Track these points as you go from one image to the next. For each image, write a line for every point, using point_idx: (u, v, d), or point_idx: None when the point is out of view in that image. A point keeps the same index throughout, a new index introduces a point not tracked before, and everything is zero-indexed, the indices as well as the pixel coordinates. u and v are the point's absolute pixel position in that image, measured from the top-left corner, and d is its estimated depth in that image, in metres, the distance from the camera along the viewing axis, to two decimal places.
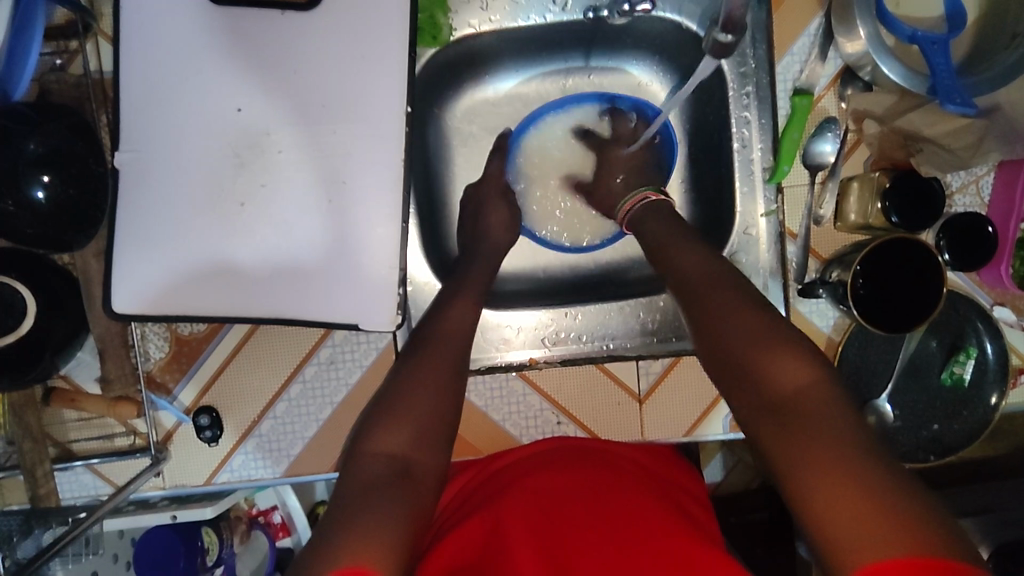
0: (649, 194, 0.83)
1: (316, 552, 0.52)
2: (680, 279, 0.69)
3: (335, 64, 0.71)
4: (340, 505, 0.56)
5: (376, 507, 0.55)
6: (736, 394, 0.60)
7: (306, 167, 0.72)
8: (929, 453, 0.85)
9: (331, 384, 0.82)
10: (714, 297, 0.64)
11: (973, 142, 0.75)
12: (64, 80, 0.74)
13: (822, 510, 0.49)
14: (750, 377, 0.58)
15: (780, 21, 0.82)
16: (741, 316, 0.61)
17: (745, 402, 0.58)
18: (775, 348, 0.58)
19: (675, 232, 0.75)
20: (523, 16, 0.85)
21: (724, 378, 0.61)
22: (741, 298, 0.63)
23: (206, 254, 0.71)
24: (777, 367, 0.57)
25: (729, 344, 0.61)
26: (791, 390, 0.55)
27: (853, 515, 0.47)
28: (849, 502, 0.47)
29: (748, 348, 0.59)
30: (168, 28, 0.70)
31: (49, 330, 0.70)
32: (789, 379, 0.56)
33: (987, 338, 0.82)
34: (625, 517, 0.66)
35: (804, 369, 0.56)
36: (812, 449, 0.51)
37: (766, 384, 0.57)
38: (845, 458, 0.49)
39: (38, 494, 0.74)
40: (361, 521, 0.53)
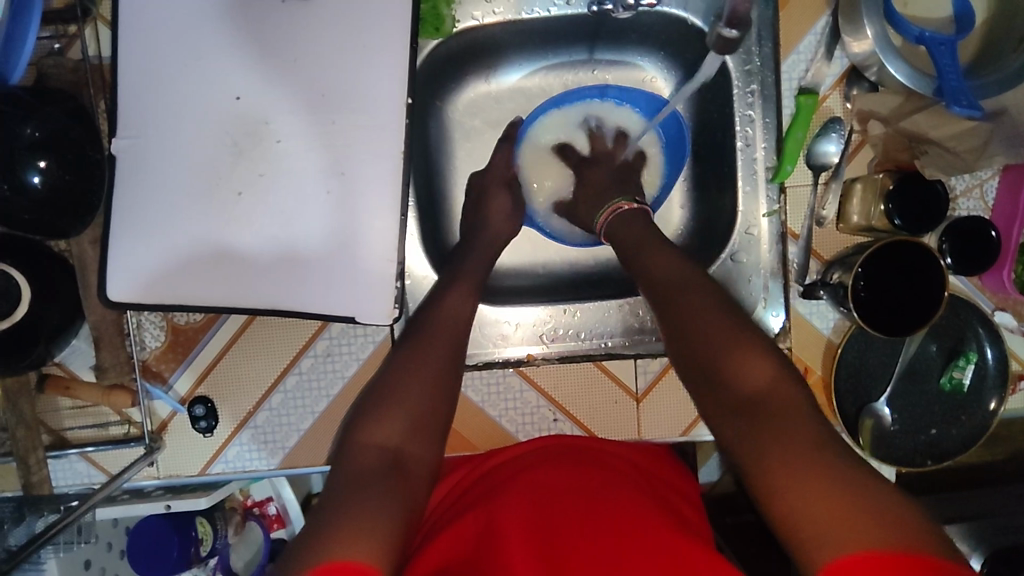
0: (623, 203, 0.82)
1: (308, 540, 0.52)
2: (658, 277, 0.70)
3: (337, 54, 0.71)
4: (334, 498, 0.55)
5: (371, 500, 0.54)
6: (705, 393, 0.61)
7: (304, 157, 0.71)
8: (927, 458, 0.83)
9: (327, 376, 0.81)
10: (682, 297, 0.66)
11: (978, 145, 0.74)
12: (62, 65, 0.73)
13: (803, 508, 0.49)
14: (714, 376, 0.60)
15: (786, 19, 0.81)
16: (711, 316, 0.63)
17: (709, 400, 0.61)
18: (741, 350, 0.60)
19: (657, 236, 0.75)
20: (527, 9, 0.84)
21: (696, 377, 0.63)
22: (718, 300, 0.65)
23: (203, 242, 0.71)
24: (741, 367, 0.59)
25: (697, 343, 0.63)
26: (757, 391, 0.57)
27: (830, 518, 0.47)
28: (832, 502, 0.48)
29: (715, 348, 0.61)
30: (167, 12, 0.69)
31: (43, 316, 0.69)
32: (751, 380, 0.58)
33: (987, 343, 0.81)
34: (617, 513, 0.66)
35: (769, 373, 0.58)
36: (779, 450, 0.53)
37: (729, 384, 0.59)
38: (810, 457, 0.51)
39: (31, 481, 0.73)
40: (352, 509, 0.53)
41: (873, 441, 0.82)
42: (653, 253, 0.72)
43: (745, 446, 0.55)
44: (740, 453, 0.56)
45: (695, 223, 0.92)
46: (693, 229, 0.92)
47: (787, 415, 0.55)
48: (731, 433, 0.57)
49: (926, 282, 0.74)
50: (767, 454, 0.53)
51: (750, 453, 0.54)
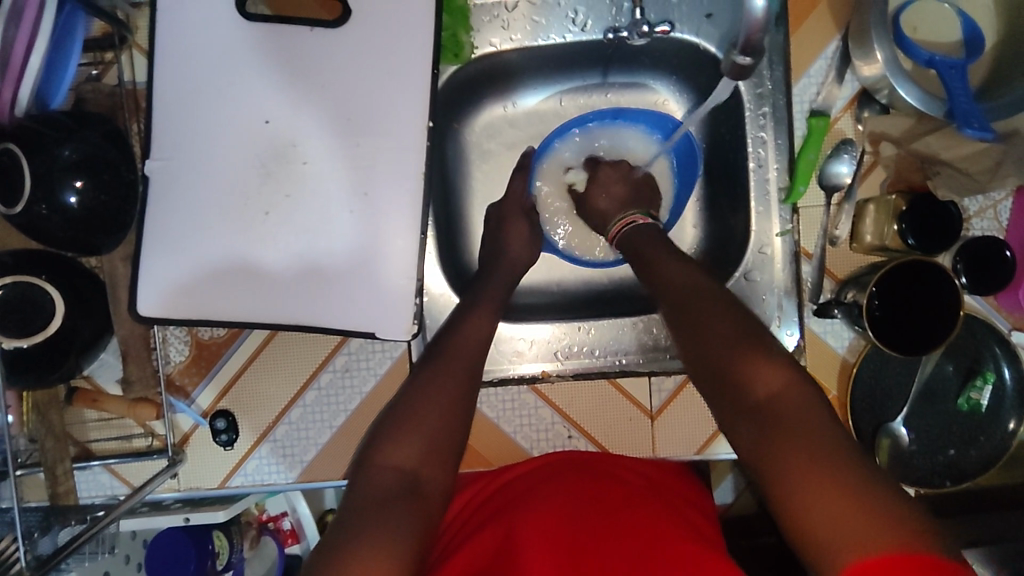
0: (637, 218, 0.84)
1: (329, 566, 0.54)
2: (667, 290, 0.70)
3: (361, 79, 0.73)
4: (345, 526, 0.57)
5: (384, 524, 0.56)
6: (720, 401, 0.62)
7: (331, 177, 0.74)
8: (945, 478, 0.83)
9: (345, 391, 0.83)
10: (695, 307, 0.66)
11: (991, 166, 0.75)
12: (99, 90, 0.77)
13: (824, 522, 0.50)
14: (727, 386, 0.61)
15: (797, 43, 0.83)
16: (719, 324, 0.64)
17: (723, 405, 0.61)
18: (749, 356, 0.61)
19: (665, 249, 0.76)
20: (544, 35, 0.86)
21: (707, 386, 0.63)
22: (724, 309, 0.65)
23: (231, 255, 0.73)
24: (753, 375, 0.59)
25: (707, 351, 0.63)
26: (763, 394, 0.58)
27: (859, 532, 0.49)
28: (853, 521, 0.49)
29: (725, 356, 0.62)
30: (199, 41, 0.72)
31: (74, 329, 0.71)
32: (763, 386, 0.59)
33: (1005, 362, 0.81)
34: (636, 529, 0.67)
35: (779, 375, 0.59)
36: (793, 462, 0.54)
37: (740, 390, 0.60)
38: (827, 468, 0.52)
39: (58, 491, 0.75)
40: (371, 537, 0.55)
41: (890, 460, 0.83)
42: (661, 265, 0.73)
43: (760, 456, 0.57)
44: (757, 464, 0.57)
45: (708, 241, 0.94)
46: (706, 247, 0.94)
47: (797, 419, 0.56)
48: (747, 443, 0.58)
49: (935, 297, 0.75)
50: (782, 468, 0.54)
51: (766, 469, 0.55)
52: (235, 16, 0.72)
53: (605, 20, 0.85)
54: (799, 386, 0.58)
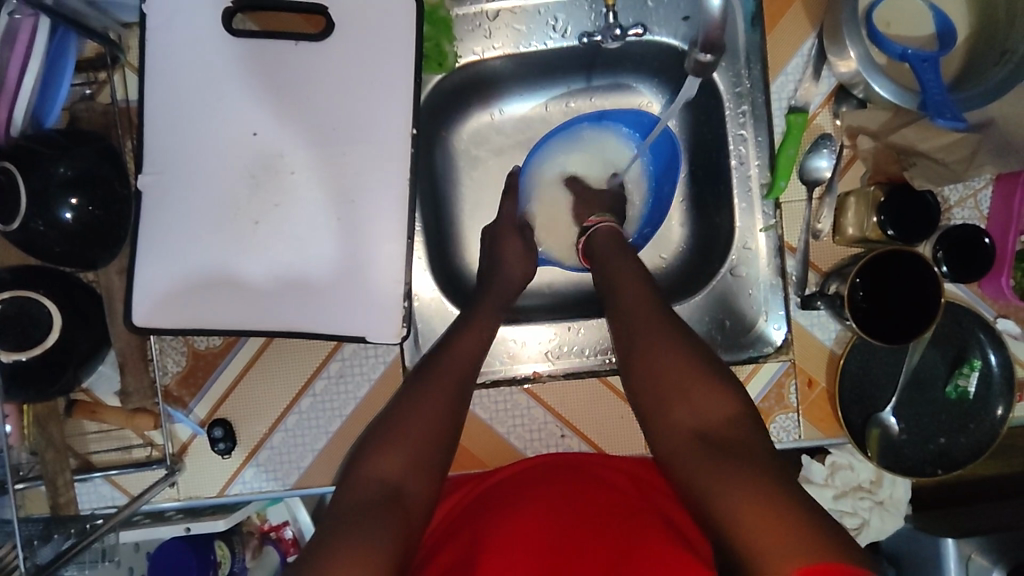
0: (601, 223, 0.90)
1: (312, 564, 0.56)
2: (625, 313, 0.76)
3: (346, 90, 0.75)
4: (328, 529, 0.59)
5: (366, 530, 0.58)
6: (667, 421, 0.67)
7: (317, 186, 0.75)
8: (937, 467, 0.84)
9: (340, 397, 0.84)
10: (650, 332, 0.73)
11: (966, 156, 0.77)
12: (93, 109, 0.78)
13: (751, 522, 0.54)
14: (676, 403, 0.67)
15: (774, 42, 0.84)
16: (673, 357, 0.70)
17: (670, 424, 0.67)
18: (699, 391, 0.67)
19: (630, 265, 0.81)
20: (525, 43, 0.88)
21: (656, 407, 0.69)
22: (680, 346, 0.71)
23: (214, 281, 0.75)
24: (699, 397, 0.67)
25: (661, 373, 0.69)
26: (712, 419, 0.65)
27: (786, 536, 0.51)
28: (783, 528, 0.52)
29: (678, 385, 0.67)
30: (189, 57, 0.75)
31: (72, 343, 0.72)
32: (708, 418, 0.65)
33: (990, 349, 0.82)
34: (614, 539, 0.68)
35: (723, 403, 0.66)
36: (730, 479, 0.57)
37: (688, 411, 0.66)
38: (761, 489, 0.56)
39: (59, 502, 0.77)
40: (351, 544, 0.57)
41: (881, 449, 0.84)
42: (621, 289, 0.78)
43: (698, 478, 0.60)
44: (696, 482, 0.60)
45: (694, 239, 0.95)
46: (692, 245, 0.95)
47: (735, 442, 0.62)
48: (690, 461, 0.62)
49: (919, 282, 0.76)
50: (723, 483, 0.58)
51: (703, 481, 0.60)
52: (222, 32, 0.74)
53: (583, 25, 0.87)
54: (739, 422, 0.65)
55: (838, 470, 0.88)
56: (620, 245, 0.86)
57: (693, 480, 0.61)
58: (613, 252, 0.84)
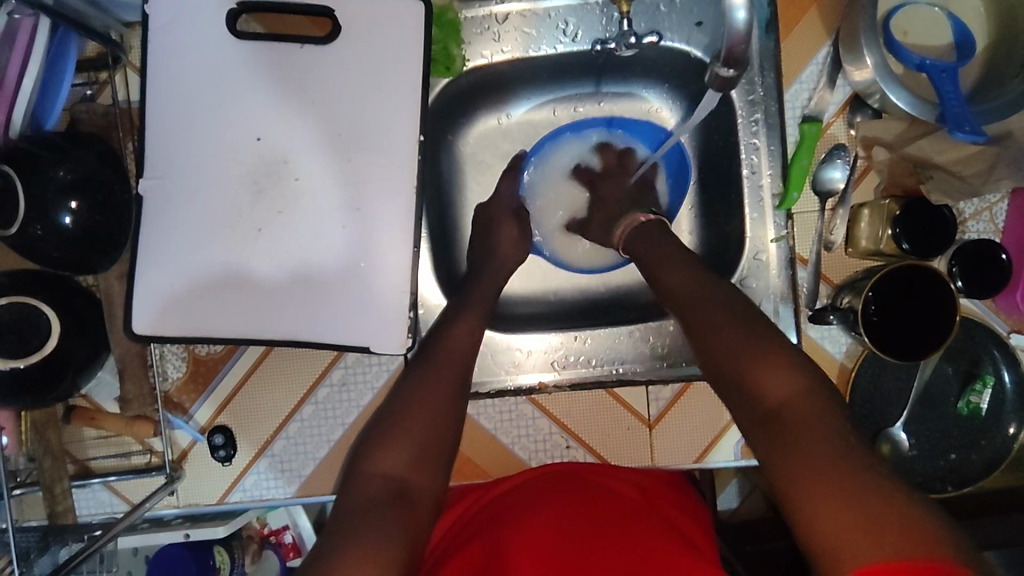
0: (641, 216, 0.85)
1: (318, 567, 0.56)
2: (676, 296, 0.71)
3: (352, 93, 0.74)
4: (341, 524, 0.60)
5: (375, 528, 0.59)
6: (737, 407, 0.63)
7: (324, 193, 0.74)
8: (947, 483, 0.84)
9: (342, 405, 0.83)
10: (701, 312, 0.68)
11: (984, 168, 0.75)
12: (93, 110, 0.77)
13: (828, 525, 0.51)
14: (739, 387, 0.62)
15: (789, 49, 0.83)
16: (737, 333, 0.65)
17: (739, 409, 0.63)
18: (760, 362, 0.62)
19: (671, 250, 0.77)
20: (535, 47, 0.87)
21: (723, 391, 0.65)
22: (742, 321, 0.66)
23: (225, 288, 0.74)
24: (761, 378, 0.61)
25: (721, 358, 0.65)
26: (777, 399, 0.59)
27: (868, 537, 0.49)
28: (863, 527, 0.50)
29: (744, 362, 0.62)
30: (192, 59, 0.73)
31: (71, 350, 0.71)
32: (774, 389, 0.60)
33: (1004, 366, 0.81)
34: (633, 553, 0.67)
35: (787, 379, 0.60)
36: (804, 467, 0.54)
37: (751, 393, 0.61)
38: (835, 475, 0.53)
39: (56, 510, 0.75)
40: (361, 542, 0.57)
41: (890, 464, 0.83)
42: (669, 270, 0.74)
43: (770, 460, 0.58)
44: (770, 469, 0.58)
45: (703, 248, 0.94)
46: (701, 254, 0.94)
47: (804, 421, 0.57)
48: (761, 447, 0.59)
49: (935, 298, 0.74)
50: (795, 475, 0.55)
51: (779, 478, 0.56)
52: (227, 35, 0.73)
53: (595, 30, 0.86)
54: (810, 391, 0.59)
55: None
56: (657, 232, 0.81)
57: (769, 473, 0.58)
58: (653, 241, 0.80)
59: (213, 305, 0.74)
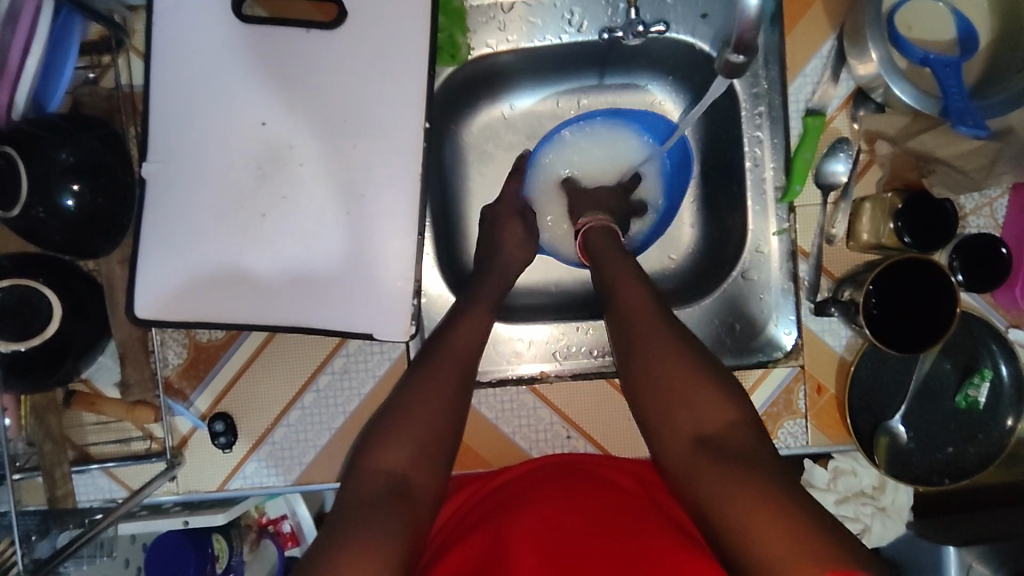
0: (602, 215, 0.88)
1: (319, 561, 0.56)
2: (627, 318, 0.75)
3: (357, 80, 0.74)
4: (341, 519, 0.60)
5: (375, 523, 0.59)
6: (670, 435, 0.67)
7: (325, 180, 0.74)
8: (944, 476, 0.83)
9: (343, 393, 0.83)
10: (650, 338, 0.72)
11: (986, 163, 0.76)
12: (97, 93, 0.76)
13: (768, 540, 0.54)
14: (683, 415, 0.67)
15: (793, 43, 0.83)
16: (677, 359, 0.70)
17: (673, 437, 0.66)
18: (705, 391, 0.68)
19: (629, 265, 0.80)
20: (539, 36, 0.87)
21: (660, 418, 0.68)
22: (683, 353, 0.70)
23: (223, 275, 0.74)
24: (706, 407, 0.66)
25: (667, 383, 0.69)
26: (721, 428, 0.65)
27: (796, 550, 0.52)
28: (796, 539, 0.53)
29: (684, 386, 0.68)
30: (197, 43, 0.73)
31: (72, 334, 0.70)
32: (718, 419, 0.66)
33: (1002, 360, 0.82)
34: (633, 546, 0.67)
35: (729, 412, 0.66)
36: (736, 480, 0.59)
37: (696, 420, 0.66)
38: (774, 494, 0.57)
39: (56, 495, 0.75)
40: (361, 537, 0.57)
41: (888, 457, 0.83)
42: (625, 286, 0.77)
43: (701, 482, 0.62)
44: (705, 490, 0.61)
45: (704, 240, 0.94)
46: (702, 247, 0.94)
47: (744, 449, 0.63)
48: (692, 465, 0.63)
49: (933, 296, 0.75)
50: (723, 495, 0.59)
51: (714, 498, 0.59)
52: (233, 19, 0.73)
53: (601, 20, 0.86)
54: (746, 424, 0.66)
55: (840, 476, 0.86)
56: (611, 243, 0.84)
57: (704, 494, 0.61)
58: (609, 252, 0.82)
59: (207, 292, 0.73)
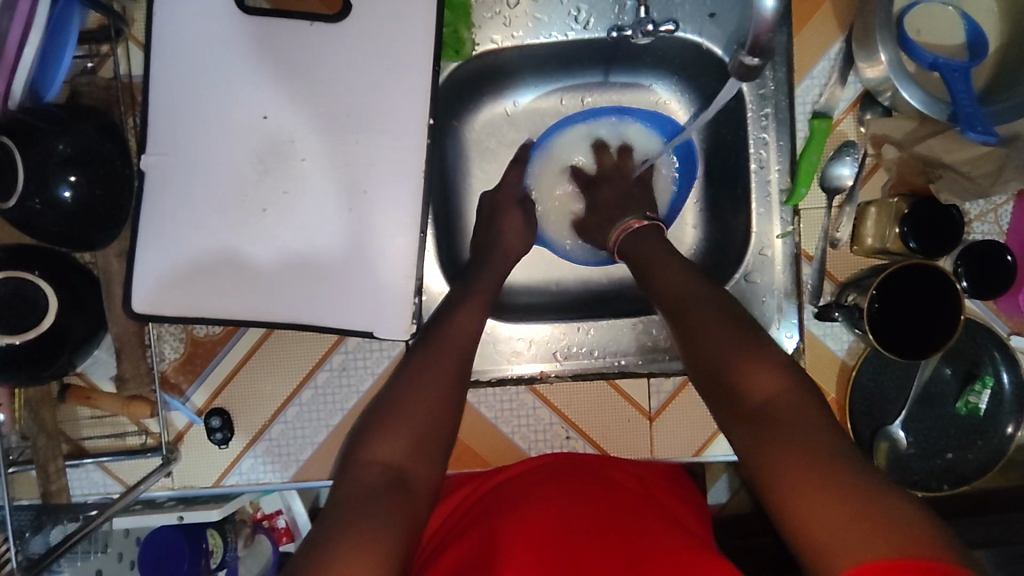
0: (632, 223, 0.84)
1: (310, 547, 0.56)
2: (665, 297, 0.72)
3: (361, 73, 0.72)
4: (336, 508, 0.59)
5: (370, 512, 0.58)
6: (721, 409, 0.63)
7: (328, 175, 0.73)
8: (943, 482, 0.84)
9: (342, 390, 0.82)
10: (690, 312, 0.68)
11: (993, 169, 0.75)
12: (95, 83, 0.75)
13: (819, 525, 0.51)
14: (728, 388, 0.63)
15: (800, 44, 0.82)
16: (718, 330, 0.66)
17: (723, 410, 0.63)
18: (748, 360, 0.62)
19: (664, 254, 0.77)
20: (545, 33, 0.85)
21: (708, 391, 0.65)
22: (716, 324, 0.66)
23: (223, 267, 0.73)
24: (752, 378, 0.61)
25: (707, 356, 0.65)
26: (766, 399, 0.60)
27: (850, 531, 0.49)
28: (846, 520, 0.50)
29: (727, 357, 0.63)
30: (198, 34, 0.71)
31: (68, 328, 0.69)
32: (762, 390, 0.60)
33: (1003, 366, 0.82)
34: (635, 545, 0.67)
35: (779, 381, 0.60)
36: (783, 458, 0.55)
37: (740, 393, 0.61)
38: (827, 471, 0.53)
39: (50, 490, 0.74)
40: (355, 525, 0.57)
41: (888, 463, 0.83)
42: (663, 270, 0.74)
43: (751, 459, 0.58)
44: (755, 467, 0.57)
45: (707, 242, 0.93)
46: (705, 248, 0.93)
47: (794, 421, 0.57)
48: (740, 441, 0.60)
49: (938, 299, 0.75)
50: (773, 473, 0.55)
51: (764, 478, 0.56)
52: (235, 11, 0.71)
53: (608, 17, 0.84)
54: (798, 391, 0.60)
55: None
56: (650, 240, 0.81)
57: (754, 470, 0.58)
58: (649, 248, 0.79)
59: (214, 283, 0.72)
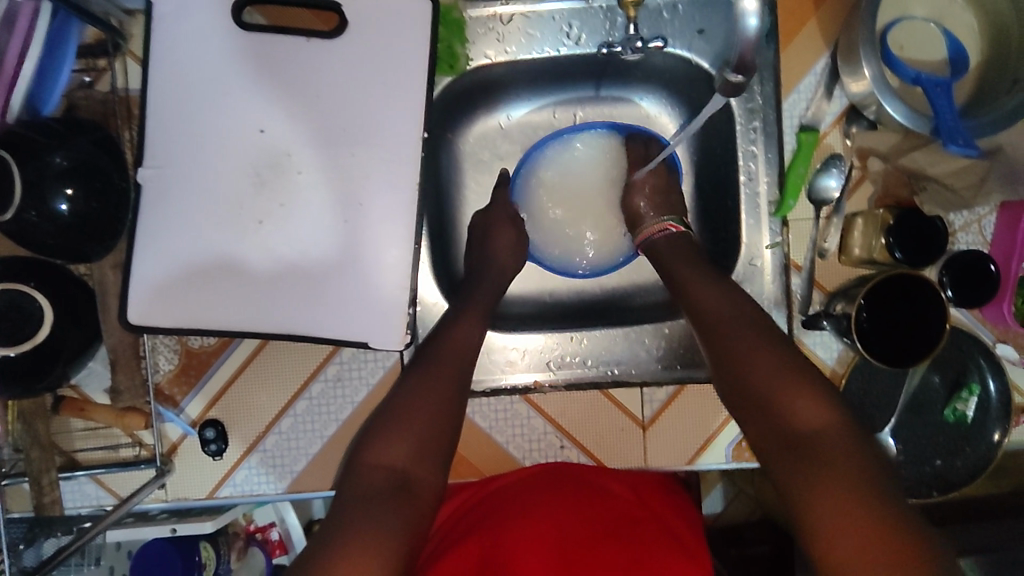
0: (671, 224, 0.86)
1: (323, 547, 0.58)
2: (697, 312, 0.75)
3: (357, 88, 0.74)
4: (341, 512, 0.61)
5: (376, 516, 0.60)
6: (755, 426, 0.67)
7: (325, 188, 0.74)
8: (932, 488, 0.85)
9: (337, 401, 0.82)
10: (729, 332, 0.71)
11: (975, 182, 0.77)
12: (91, 97, 0.76)
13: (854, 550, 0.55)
14: (764, 408, 0.66)
15: (787, 60, 0.84)
16: (755, 353, 0.69)
17: (756, 427, 0.67)
18: (789, 386, 0.66)
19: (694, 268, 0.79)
20: (537, 48, 0.87)
21: (742, 407, 0.69)
22: (758, 344, 0.69)
23: (221, 275, 0.73)
24: (792, 403, 0.65)
25: (744, 376, 0.68)
26: (804, 425, 0.64)
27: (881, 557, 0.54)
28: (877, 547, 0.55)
29: (767, 378, 0.67)
30: (195, 48, 0.72)
31: (63, 340, 0.69)
32: (800, 415, 0.64)
33: (989, 374, 0.82)
34: (635, 556, 0.69)
35: (817, 408, 0.64)
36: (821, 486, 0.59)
37: (778, 413, 0.65)
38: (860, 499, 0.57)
39: (43, 502, 0.74)
40: (361, 527, 0.59)
41: None
42: (695, 284, 0.77)
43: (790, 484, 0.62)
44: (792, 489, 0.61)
45: None
46: None
47: (828, 445, 0.62)
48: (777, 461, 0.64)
49: (921, 294, 0.76)
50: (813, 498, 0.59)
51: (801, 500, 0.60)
52: (232, 26, 0.72)
53: (600, 34, 0.86)
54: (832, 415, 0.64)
55: None
56: (681, 249, 0.83)
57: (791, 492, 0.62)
58: (676, 257, 0.82)
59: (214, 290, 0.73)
